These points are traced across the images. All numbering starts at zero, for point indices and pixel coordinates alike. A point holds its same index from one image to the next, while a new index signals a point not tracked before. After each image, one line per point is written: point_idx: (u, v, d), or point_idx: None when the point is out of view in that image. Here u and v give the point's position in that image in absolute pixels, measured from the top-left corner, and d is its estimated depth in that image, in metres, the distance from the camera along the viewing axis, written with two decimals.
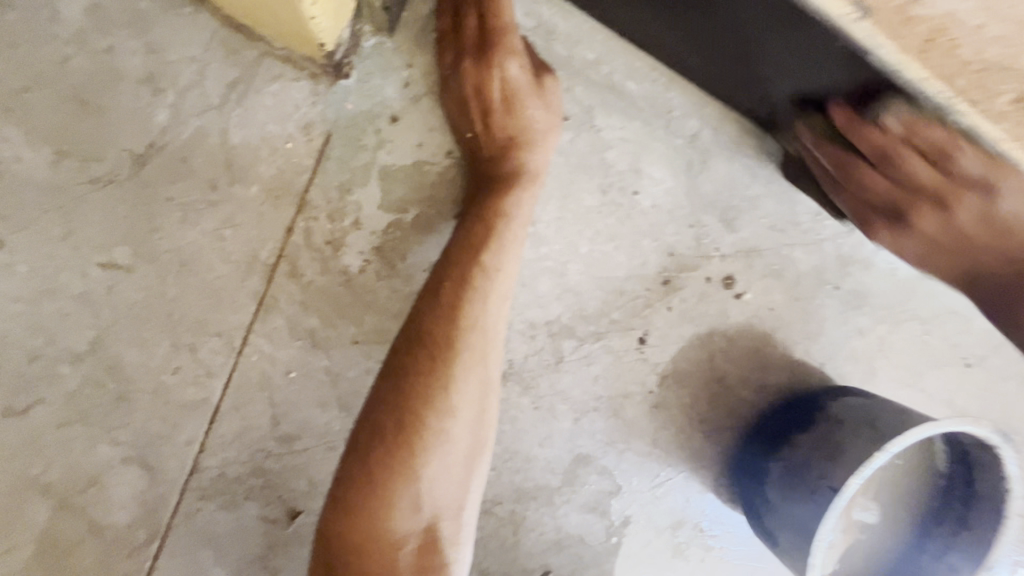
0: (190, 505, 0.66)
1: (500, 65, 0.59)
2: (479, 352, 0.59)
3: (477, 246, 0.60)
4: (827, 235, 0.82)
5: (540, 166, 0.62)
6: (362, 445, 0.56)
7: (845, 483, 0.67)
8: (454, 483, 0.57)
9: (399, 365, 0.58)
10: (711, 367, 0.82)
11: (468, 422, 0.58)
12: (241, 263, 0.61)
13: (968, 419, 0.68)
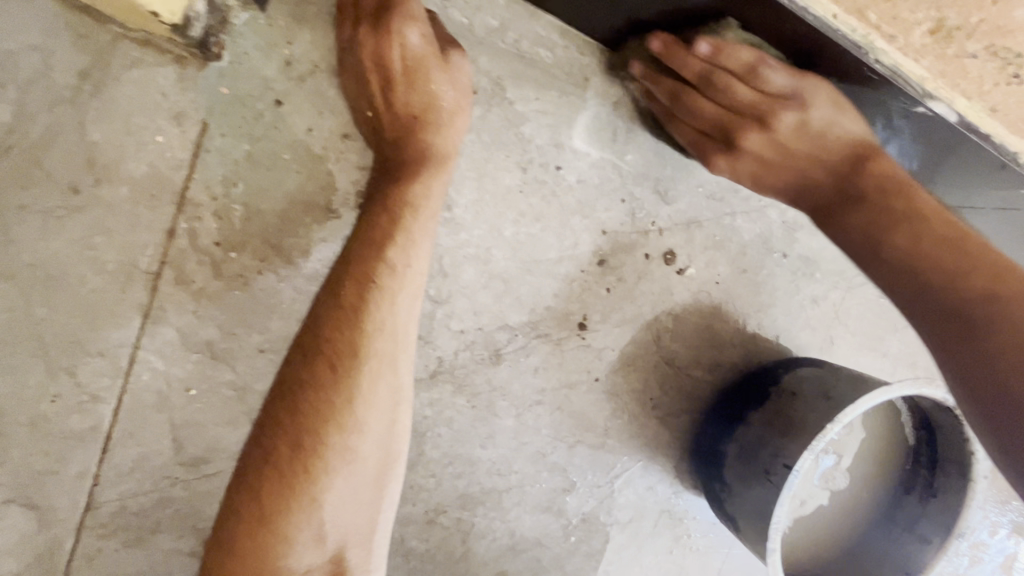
0: (90, 544, 0.60)
1: (398, 32, 0.53)
2: (387, 358, 0.53)
3: (379, 241, 0.54)
4: (768, 200, 0.79)
5: (448, 150, 0.57)
6: (253, 473, 0.50)
7: (800, 459, 0.64)
8: (363, 505, 0.52)
9: (296, 379, 0.52)
10: (659, 348, 0.78)
11: (377, 435, 0.53)
12: (118, 274, 0.55)
13: (922, 381, 0.65)
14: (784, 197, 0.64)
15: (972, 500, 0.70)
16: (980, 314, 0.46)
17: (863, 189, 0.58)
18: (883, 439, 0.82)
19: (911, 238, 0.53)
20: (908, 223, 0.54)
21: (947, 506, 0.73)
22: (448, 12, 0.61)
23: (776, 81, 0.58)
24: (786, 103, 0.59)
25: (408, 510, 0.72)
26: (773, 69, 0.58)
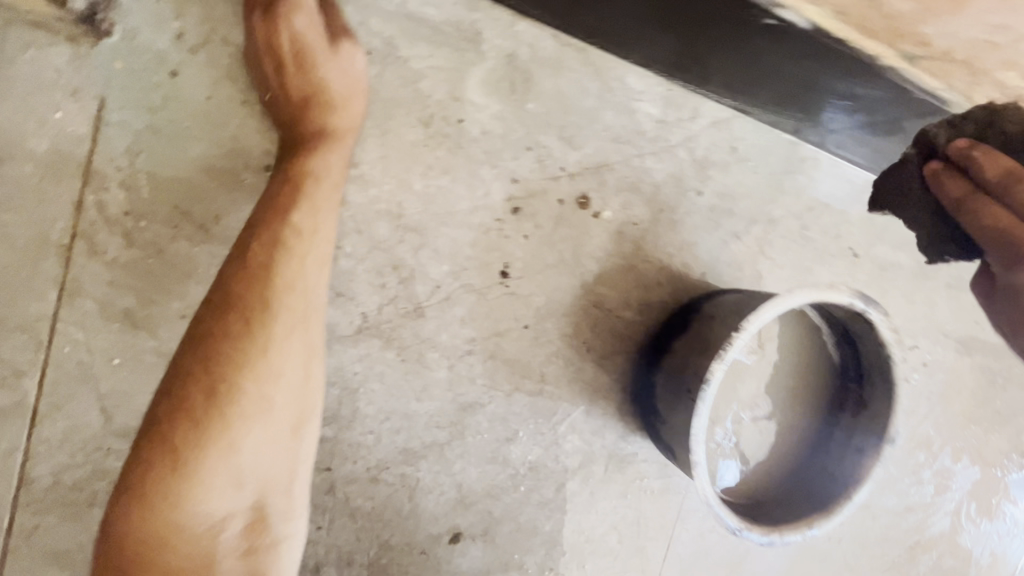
0: (27, 520, 0.61)
1: (285, 18, 0.55)
2: (301, 315, 0.54)
3: (285, 204, 0.55)
4: (676, 140, 0.81)
5: (344, 127, 0.59)
6: (162, 422, 0.49)
7: (709, 369, 0.67)
8: (280, 456, 0.53)
9: (207, 331, 0.52)
10: (586, 292, 0.80)
11: (291, 386, 0.53)
12: (30, 248, 0.57)
13: (826, 287, 0.68)
14: None
15: (898, 403, 0.73)
16: None
17: None
18: (815, 359, 0.85)
19: None
20: None
21: (876, 413, 0.76)
22: None
23: None
24: None
25: (350, 470, 0.73)
26: None
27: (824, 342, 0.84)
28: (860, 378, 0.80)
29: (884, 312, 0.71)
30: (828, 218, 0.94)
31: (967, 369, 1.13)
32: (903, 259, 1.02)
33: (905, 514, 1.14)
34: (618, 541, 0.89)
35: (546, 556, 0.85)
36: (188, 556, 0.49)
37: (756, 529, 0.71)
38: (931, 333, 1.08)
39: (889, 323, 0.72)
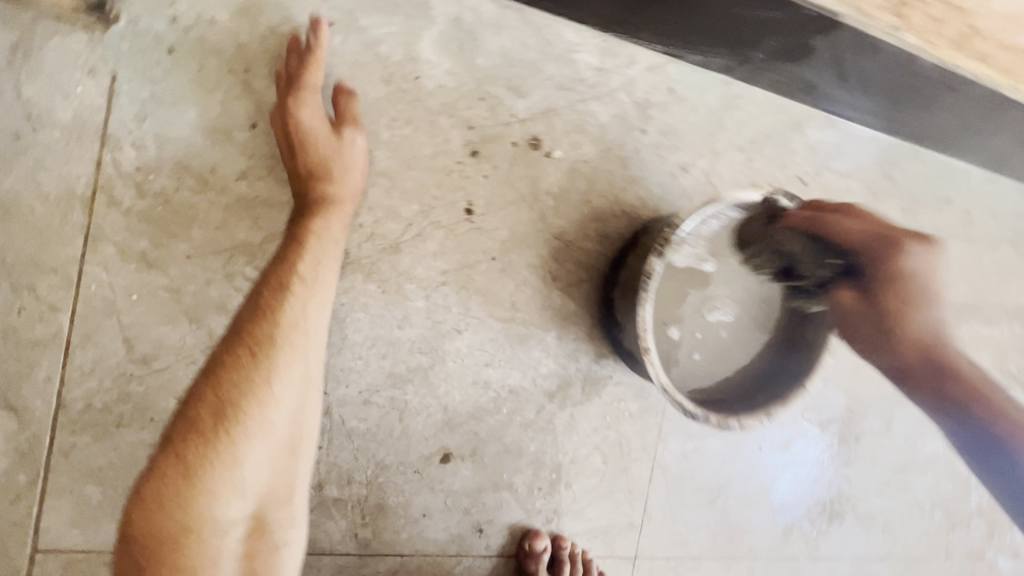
0: (64, 440, 0.71)
1: (295, 112, 0.71)
2: (299, 350, 0.65)
3: (291, 260, 0.68)
4: (617, 85, 0.91)
5: (343, 190, 0.72)
6: (182, 439, 0.59)
7: (647, 266, 0.77)
8: (278, 470, 0.63)
9: (220, 365, 0.62)
10: (546, 225, 0.89)
11: (289, 411, 0.64)
12: (60, 202, 0.69)
13: (751, 190, 0.77)
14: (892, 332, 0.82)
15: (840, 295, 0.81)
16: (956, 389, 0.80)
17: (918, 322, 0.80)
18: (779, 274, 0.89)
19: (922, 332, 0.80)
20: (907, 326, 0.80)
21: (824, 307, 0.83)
22: None
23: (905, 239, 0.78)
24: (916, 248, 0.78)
25: (343, 393, 0.81)
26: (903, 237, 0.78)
27: None
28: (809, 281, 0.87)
29: (813, 211, 0.80)
30: (771, 150, 1.02)
31: None
32: (852, 185, 1.09)
33: (893, 437, 1.18)
34: (602, 461, 0.96)
35: (534, 475, 0.92)
36: (197, 556, 0.58)
37: (713, 418, 0.79)
38: None
39: (819, 221, 0.80)
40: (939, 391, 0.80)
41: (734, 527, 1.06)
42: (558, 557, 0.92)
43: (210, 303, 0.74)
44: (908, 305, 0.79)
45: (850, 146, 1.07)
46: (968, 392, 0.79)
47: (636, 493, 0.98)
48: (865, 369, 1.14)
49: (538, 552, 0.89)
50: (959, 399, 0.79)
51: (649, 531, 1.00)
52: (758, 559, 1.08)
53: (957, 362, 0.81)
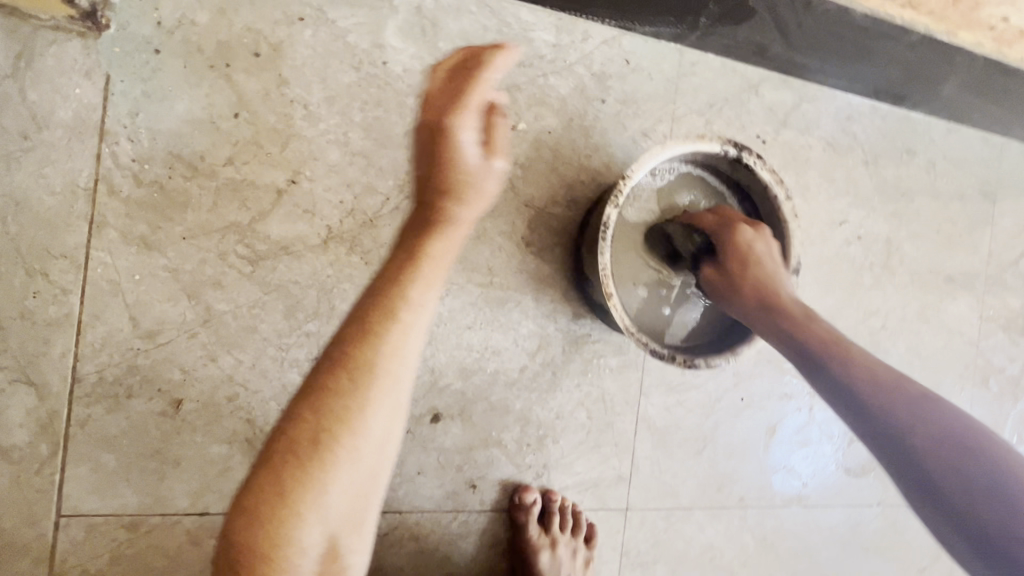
0: (80, 412, 0.77)
1: (452, 125, 0.54)
2: (396, 378, 0.52)
3: (402, 275, 0.54)
4: (573, 60, 0.97)
5: (472, 207, 0.57)
6: (277, 453, 0.49)
7: (604, 215, 0.83)
8: (361, 507, 0.51)
9: (315, 380, 0.51)
10: (516, 194, 0.95)
11: (382, 442, 0.51)
12: (66, 193, 0.76)
13: (697, 139, 0.84)
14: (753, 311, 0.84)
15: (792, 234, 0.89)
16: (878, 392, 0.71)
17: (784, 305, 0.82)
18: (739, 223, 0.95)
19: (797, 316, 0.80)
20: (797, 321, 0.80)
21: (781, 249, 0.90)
22: None
23: (748, 230, 0.86)
24: (746, 231, 0.86)
25: None
26: (745, 227, 0.86)
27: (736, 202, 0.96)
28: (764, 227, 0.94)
29: (757, 157, 0.88)
30: (729, 112, 1.07)
31: (903, 240, 1.22)
32: (812, 142, 1.14)
33: None
34: (587, 416, 1.00)
35: (522, 432, 0.97)
36: None
37: (680, 358, 0.86)
38: (859, 207, 1.18)
39: (765, 166, 0.88)
40: (806, 349, 0.78)
41: (722, 478, 1.10)
42: (548, 509, 0.96)
43: (207, 279, 0.81)
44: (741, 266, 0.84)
45: (807, 105, 1.13)
46: (847, 350, 0.76)
47: (622, 446, 1.03)
48: (841, 319, 1.18)
49: (528, 504, 0.94)
50: (815, 360, 0.77)
51: (638, 484, 1.04)
52: (749, 509, 1.12)
53: (807, 318, 0.80)
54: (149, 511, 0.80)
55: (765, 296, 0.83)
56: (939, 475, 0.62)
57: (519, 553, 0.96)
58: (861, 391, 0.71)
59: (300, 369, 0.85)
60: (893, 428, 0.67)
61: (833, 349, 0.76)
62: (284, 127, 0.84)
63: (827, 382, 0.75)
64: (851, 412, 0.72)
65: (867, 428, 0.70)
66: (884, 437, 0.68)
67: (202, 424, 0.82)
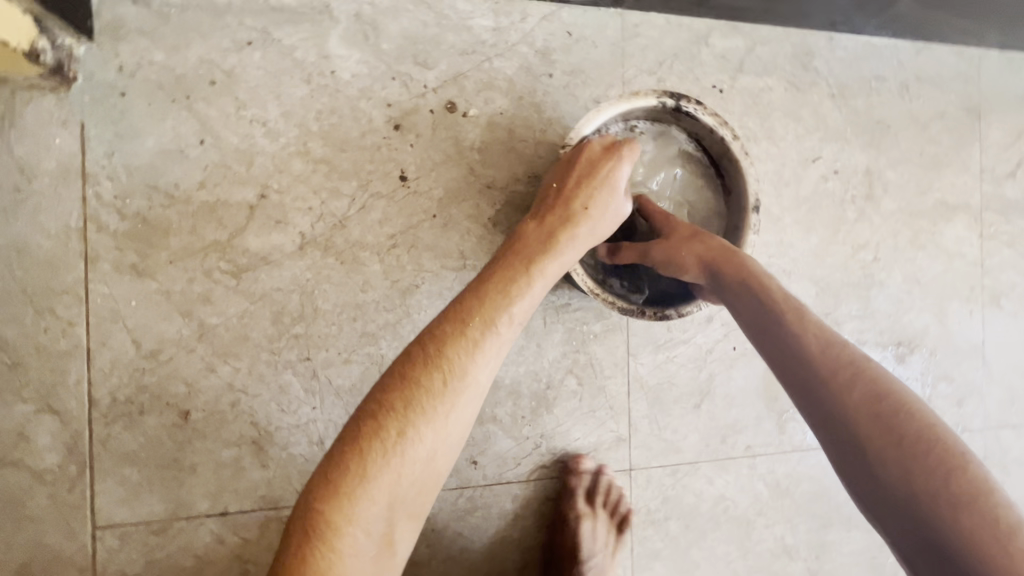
0: (101, 432, 0.85)
1: (612, 166, 0.82)
2: (475, 385, 0.67)
3: (503, 289, 0.71)
4: (515, 40, 1.00)
5: (573, 245, 0.79)
6: (369, 432, 0.61)
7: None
8: (421, 489, 0.64)
9: (409, 370, 0.65)
10: (477, 177, 0.98)
11: (452, 437, 0.65)
12: (59, 235, 0.83)
13: (631, 96, 0.88)
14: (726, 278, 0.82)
15: (747, 170, 0.91)
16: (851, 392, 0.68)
17: (752, 277, 0.81)
18: (700, 172, 0.97)
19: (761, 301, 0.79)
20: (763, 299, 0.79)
21: (738, 188, 0.92)
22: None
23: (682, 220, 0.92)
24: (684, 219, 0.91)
25: (325, 357, 0.92)
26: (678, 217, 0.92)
27: (689, 149, 0.98)
28: (723, 170, 0.95)
29: (696, 103, 0.90)
30: (680, 67, 1.08)
31: (885, 167, 1.20)
32: (772, 83, 1.13)
33: (876, 317, 1.19)
34: (577, 383, 1.03)
35: (515, 406, 1.00)
36: (325, 555, 0.57)
37: (648, 311, 0.91)
38: (832, 141, 1.17)
39: (705, 110, 0.90)
40: (762, 320, 0.78)
41: (725, 429, 1.11)
42: (598, 483, 1.01)
43: (196, 296, 0.88)
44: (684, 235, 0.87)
45: (760, 47, 1.12)
46: (796, 327, 0.75)
47: (617, 408, 1.05)
48: (828, 256, 1.16)
49: (581, 470, 1.01)
50: (764, 328, 0.78)
51: (639, 443, 1.06)
52: (757, 457, 1.12)
53: (759, 280, 0.80)
54: (175, 515, 0.87)
55: (713, 260, 0.84)
56: (869, 448, 0.65)
57: (559, 519, 1.00)
58: (803, 368, 0.72)
59: (294, 370, 0.91)
60: (839, 414, 0.68)
61: (783, 319, 0.76)
62: (247, 146, 0.89)
63: (775, 356, 0.76)
64: (794, 386, 0.73)
65: (807, 406, 0.72)
66: (823, 414, 0.70)
67: (212, 431, 0.88)
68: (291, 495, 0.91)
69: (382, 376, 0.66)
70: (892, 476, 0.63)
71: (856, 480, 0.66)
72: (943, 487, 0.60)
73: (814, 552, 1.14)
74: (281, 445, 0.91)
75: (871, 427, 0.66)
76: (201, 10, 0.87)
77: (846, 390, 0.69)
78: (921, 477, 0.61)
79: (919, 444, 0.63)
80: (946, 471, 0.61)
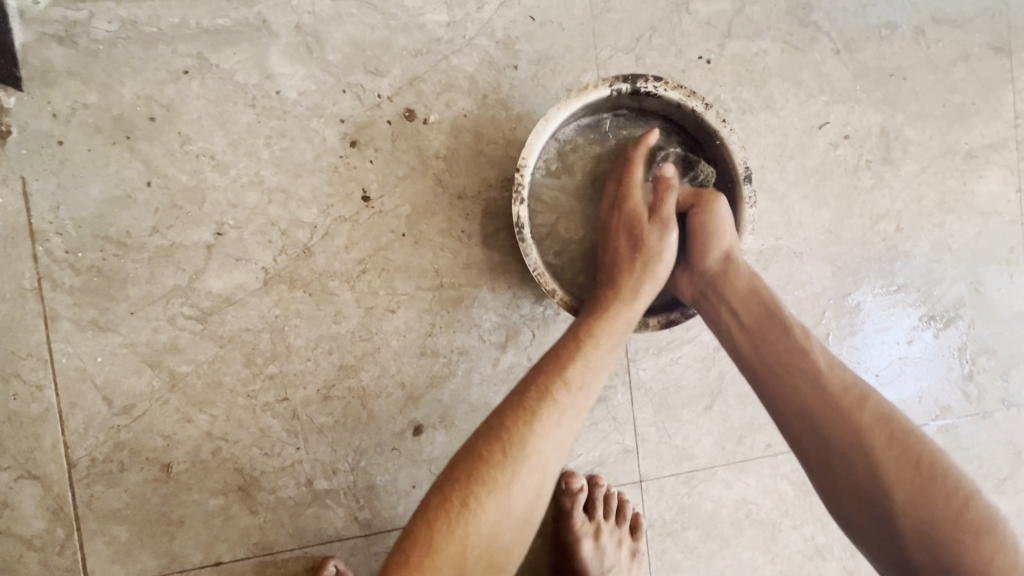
0: (84, 493, 0.83)
1: (624, 200, 0.81)
2: (541, 459, 0.69)
3: (563, 361, 0.73)
4: (473, 32, 0.91)
5: (629, 301, 0.77)
6: (436, 507, 0.66)
7: (516, 215, 0.80)
8: (496, 558, 0.67)
9: (477, 447, 0.69)
10: (445, 188, 0.91)
11: (522, 510, 0.68)
12: (15, 298, 0.81)
13: (580, 93, 0.80)
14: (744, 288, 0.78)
15: (730, 138, 0.82)
16: (869, 417, 0.68)
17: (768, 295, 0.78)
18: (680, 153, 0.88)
19: (774, 313, 0.76)
20: (777, 313, 0.76)
21: (725, 158, 0.83)
22: (139, 30, 0.82)
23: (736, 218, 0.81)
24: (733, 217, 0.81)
25: (304, 395, 0.88)
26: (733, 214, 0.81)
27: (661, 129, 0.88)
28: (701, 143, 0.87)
29: (655, 80, 0.81)
30: (660, 39, 0.97)
31: (903, 125, 1.07)
32: (766, 46, 1.01)
33: (903, 291, 1.09)
34: None
35: None
36: None
37: (651, 321, 0.84)
38: (840, 103, 1.05)
39: (668, 85, 0.81)
40: (775, 332, 0.75)
41: (741, 429, 1.03)
42: (594, 496, 0.94)
43: (163, 346, 0.84)
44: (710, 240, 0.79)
45: (749, 7, 1.00)
46: (792, 345, 0.74)
47: (621, 418, 0.99)
48: (844, 231, 1.06)
49: (575, 491, 0.92)
50: (758, 347, 0.75)
51: (648, 453, 1.00)
52: (779, 455, 1.04)
53: (769, 298, 0.77)
54: (169, 569, 0.85)
55: (715, 278, 0.79)
56: (861, 475, 0.67)
57: (562, 541, 0.94)
58: (802, 392, 0.71)
59: (273, 412, 0.87)
60: (853, 435, 0.68)
61: (791, 333, 0.74)
62: (196, 182, 0.84)
63: (765, 379, 0.73)
64: (788, 410, 0.71)
65: (797, 432, 0.71)
66: (833, 437, 0.69)
67: (196, 482, 0.85)
68: (285, 540, 0.88)
69: (458, 452, 0.71)
70: (889, 500, 0.65)
71: (843, 505, 0.69)
72: (934, 507, 0.64)
73: (851, 551, 1.06)
74: (268, 489, 0.87)
75: (867, 452, 0.67)
76: (130, 42, 0.82)
77: (844, 413, 0.69)
78: (936, 506, 0.64)
79: (936, 472, 0.66)
80: (935, 490, 0.65)
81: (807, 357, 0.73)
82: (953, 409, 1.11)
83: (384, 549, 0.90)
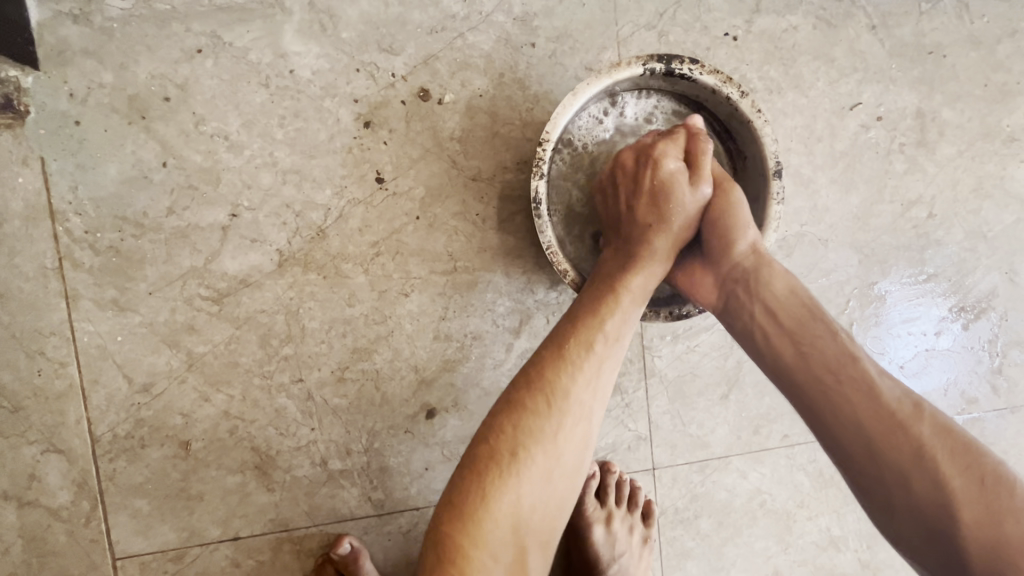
0: (108, 467, 0.85)
1: (659, 158, 0.77)
2: (583, 409, 0.70)
3: (599, 310, 0.73)
4: (490, 9, 0.88)
5: (660, 254, 0.77)
6: (482, 465, 0.66)
7: (533, 190, 0.78)
8: (545, 512, 0.68)
9: (518, 401, 0.69)
10: (460, 170, 0.89)
11: (569, 463, 0.69)
12: (38, 277, 0.82)
13: (615, 68, 0.78)
14: (780, 287, 0.75)
15: (765, 129, 0.79)
16: (923, 430, 0.64)
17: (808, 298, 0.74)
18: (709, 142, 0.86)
19: (816, 316, 0.72)
20: (820, 318, 0.72)
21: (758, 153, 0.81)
22: (152, 7, 0.81)
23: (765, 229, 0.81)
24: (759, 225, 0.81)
25: (318, 376, 0.88)
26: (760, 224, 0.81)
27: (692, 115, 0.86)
28: (734, 134, 0.85)
29: (691, 62, 0.79)
30: (685, 15, 0.93)
31: (941, 106, 1.02)
32: (796, 22, 0.97)
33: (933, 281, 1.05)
34: None
35: None
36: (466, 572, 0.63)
37: (662, 312, 0.84)
38: (874, 83, 1.00)
39: (703, 69, 0.79)
40: (822, 337, 0.71)
41: (757, 419, 1.01)
42: (606, 483, 0.94)
43: (181, 326, 0.85)
44: (730, 233, 0.77)
45: None
46: (840, 352, 0.69)
47: (634, 406, 0.98)
48: (873, 218, 1.02)
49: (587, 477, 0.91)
50: (802, 352, 0.71)
51: (661, 441, 0.99)
52: (796, 446, 1.03)
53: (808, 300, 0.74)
54: (189, 542, 0.87)
55: (744, 276, 0.76)
56: (916, 489, 0.63)
57: (575, 527, 0.94)
58: (851, 401, 0.67)
59: (288, 393, 0.88)
60: (911, 447, 0.64)
61: (838, 339, 0.70)
62: (211, 163, 0.84)
63: (810, 388, 0.69)
64: (837, 422, 0.67)
65: (846, 445, 0.66)
66: (888, 449, 0.64)
67: (214, 459, 0.87)
68: (300, 518, 0.89)
69: (494, 408, 0.71)
70: (951, 517, 0.61)
71: (892, 515, 0.65)
72: (1001, 527, 0.59)
73: (866, 543, 1.05)
74: (284, 468, 0.89)
75: (924, 466, 0.63)
76: (144, 20, 0.81)
77: (896, 425, 0.65)
78: (1002, 522, 0.59)
79: (999, 487, 0.61)
80: (1001, 508, 0.60)
81: (859, 365, 0.69)
82: (980, 402, 1.08)
83: (397, 529, 0.91)
